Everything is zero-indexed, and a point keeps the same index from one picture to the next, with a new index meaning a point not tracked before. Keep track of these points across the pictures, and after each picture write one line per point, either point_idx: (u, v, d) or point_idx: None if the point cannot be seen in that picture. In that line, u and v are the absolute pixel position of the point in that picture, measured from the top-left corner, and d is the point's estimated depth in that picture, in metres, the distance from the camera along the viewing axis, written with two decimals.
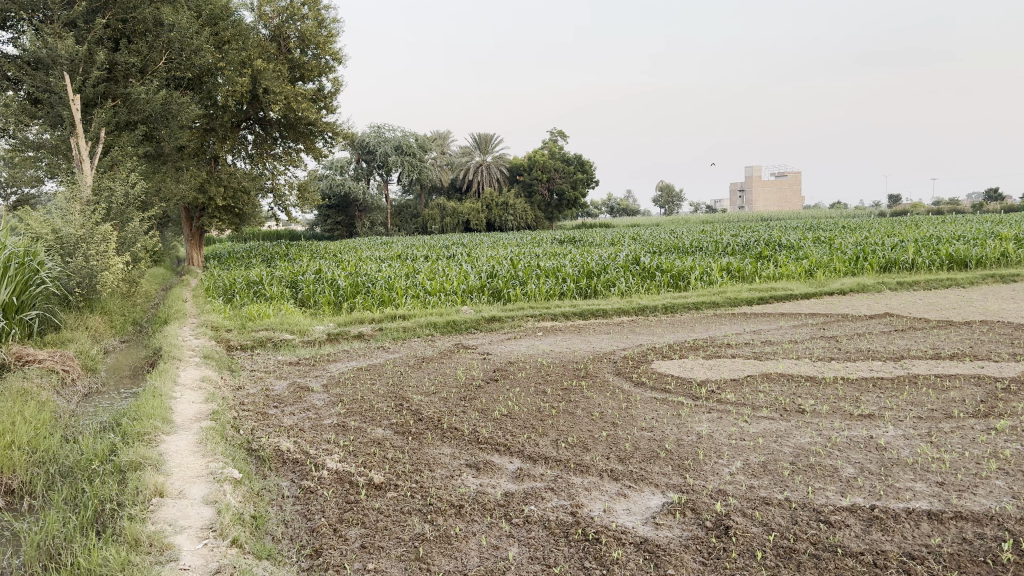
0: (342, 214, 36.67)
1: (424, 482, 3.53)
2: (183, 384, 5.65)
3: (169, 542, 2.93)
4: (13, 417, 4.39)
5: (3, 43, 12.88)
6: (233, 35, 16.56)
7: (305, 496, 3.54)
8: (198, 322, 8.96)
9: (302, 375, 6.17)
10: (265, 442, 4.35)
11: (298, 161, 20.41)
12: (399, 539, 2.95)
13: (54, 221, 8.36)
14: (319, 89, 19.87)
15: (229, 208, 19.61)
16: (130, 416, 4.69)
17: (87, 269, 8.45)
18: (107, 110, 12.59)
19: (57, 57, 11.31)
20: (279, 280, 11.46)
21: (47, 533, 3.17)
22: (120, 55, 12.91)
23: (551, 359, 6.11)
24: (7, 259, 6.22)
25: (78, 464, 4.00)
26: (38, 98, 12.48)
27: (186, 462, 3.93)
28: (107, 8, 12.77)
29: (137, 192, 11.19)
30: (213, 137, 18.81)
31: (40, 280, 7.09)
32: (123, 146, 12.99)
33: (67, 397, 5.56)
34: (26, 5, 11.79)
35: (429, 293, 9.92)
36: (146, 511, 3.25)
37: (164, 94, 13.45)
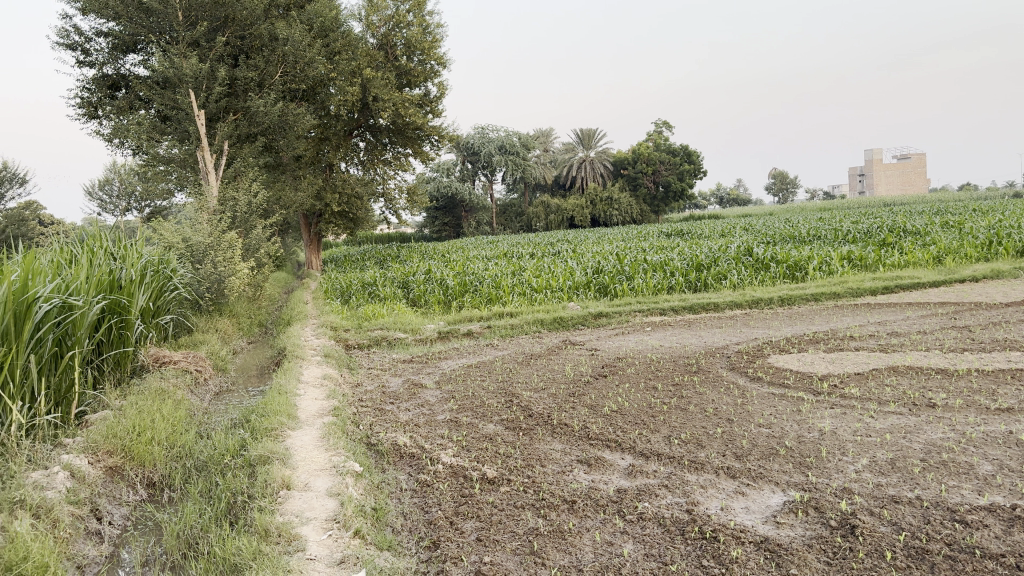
0: (449, 215, 37.41)
1: (537, 477, 3.55)
2: (306, 382, 5.92)
3: (296, 532, 3.07)
4: (154, 414, 4.70)
5: (135, 67, 13.83)
6: (344, 46, 17.10)
7: (421, 489, 3.63)
8: (318, 323, 9.35)
9: (416, 372, 6.33)
10: (382, 437, 4.48)
11: (407, 165, 20.94)
12: (513, 533, 2.98)
13: (185, 231, 8.93)
14: (425, 94, 20.33)
15: (344, 214, 20.37)
16: (258, 412, 4.95)
17: (216, 274, 8.98)
18: (229, 124, 13.33)
19: (183, 75, 12.12)
20: (391, 281, 11.79)
21: (185, 523, 3.38)
22: (239, 70, 13.56)
23: (662, 354, 6.02)
24: (143, 268, 6.66)
25: (213, 458, 4.27)
26: (167, 116, 13.35)
27: (311, 456, 4.11)
28: (226, 27, 13.45)
29: (258, 201, 11.80)
30: (327, 146, 19.64)
31: (174, 286, 7.57)
32: (245, 158, 13.73)
33: (200, 395, 5.93)
34: (153, 29, 12.60)
35: (536, 290, 9.95)
36: (275, 503, 3.42)
37: (281, 106, 14.05)
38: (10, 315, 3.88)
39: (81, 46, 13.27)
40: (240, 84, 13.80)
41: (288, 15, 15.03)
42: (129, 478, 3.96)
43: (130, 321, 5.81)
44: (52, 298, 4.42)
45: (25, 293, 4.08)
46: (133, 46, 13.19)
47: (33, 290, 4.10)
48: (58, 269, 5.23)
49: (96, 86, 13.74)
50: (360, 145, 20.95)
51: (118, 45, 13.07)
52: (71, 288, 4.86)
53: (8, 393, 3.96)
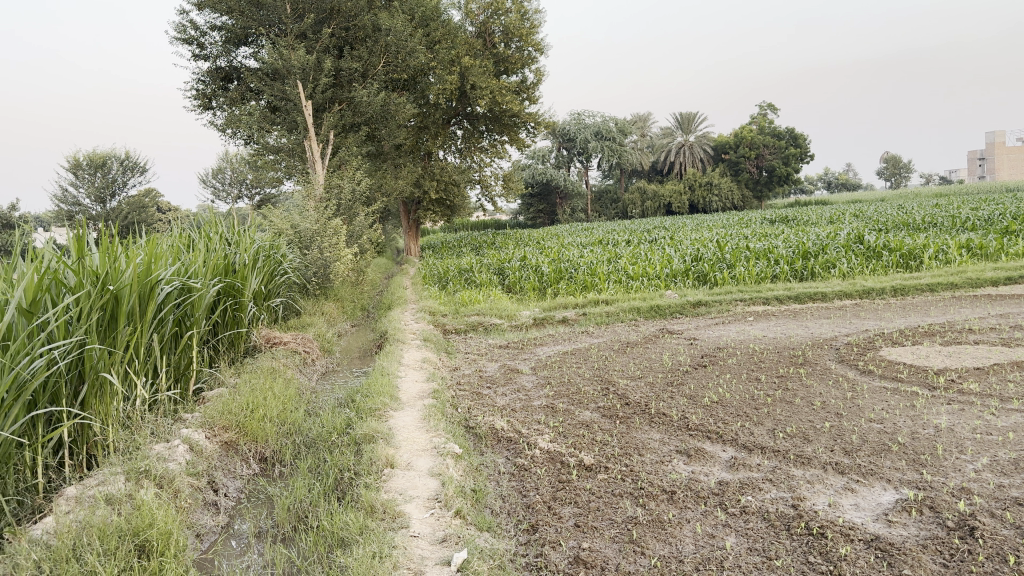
0: (544, 202, 37.48)
1: (635, 465, 3.53)
2: (407, 364, 6.07)
3: (399, 510, 3.18)
4: (266, 392, 4.92)
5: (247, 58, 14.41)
6: (443, 35, 17.28)
7: (519, 473, 3.67)
8: (417, 308, 9.56)
9: (512, 358, 6.38)
10: (481, 420, 4.54)
11: (504, 153, 21.07)
12: (612, 520, 2.97)
13: (292, 217, 9.28)
14: (523, 81, 20.39)
15: (442, 201, 20.70)
16: (363, 393, 5.11)
17: (322, 259, 9.31)
18: (334, 113, 13.75)
19: (291, 67, 12.58)
20: (487, 267, 11.91)
21: (296, 497, 3.53)
22: (344, 61, 13.91)
23: (765, 345, 5.86)
24: (255, 253, 6.96)
25: (320, 435, 4.44)
26: (276, 106, 13.89)
27: (412, 437, 4.21)
28: (331, 19, 13.79)
29: (361, 189, 12.13)
30: (426, 134, 20.04)
31: (283, 270, 7.89)
32: (350, 147, 14.12)
33: (308, 375, 6.17)
34: (264, 22, 13.08)
35: (632, 277, 9.85)
36: (380, 481, 3.54)
37: (383, 96, 14.35)
38: (136, 296, 4.12)
39: (197, 41, 13.93)
40: (345, 75, 14.16)
41: (390, 5, 15.29)
42: (243, 452, 4.16)
43: (243, 303, 6.08)
44: (174, 281, 4.67)
45: (149, 276, 4.33)
46: (245, 39, 13.74)
47: (156, 273, 4.34)
48: (178, 254, 5.52)
49: (210, 78, 14.39)
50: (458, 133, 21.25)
51: (231, 38, 13.65)
52: (190, 271, 5.12)
53: (134, 369, 4.23)
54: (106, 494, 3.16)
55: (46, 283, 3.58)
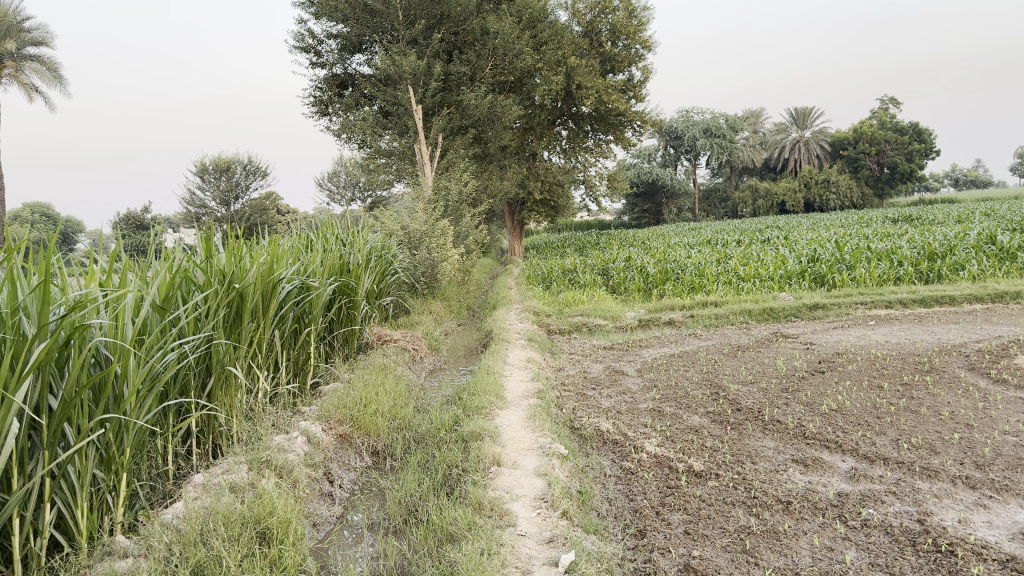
0: (649, 202, 37.06)
1: (748, 474, 3.43)
2: (512, 364, 6.12)
3: (507, 508, 3.23)
4: (378, 388, 5.06)
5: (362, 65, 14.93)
6: (550, 36, 17.35)
7: (626, 476, 3.64)
8: (522, 307, 9.63)
9: (617, 360, 6.31)
10: (586, 421, 4.53)
11: (609, 152, 20.94)
12: (723, 529, 2.90)
13: (403, 219, 9.54)
14: (629, 79, 20.23)
15: (546, 202, 20.79)
16: (469, 390, 5.19)
17: (430, 260, 9.51)
18: (443, 117, 14.05)
19: (403, 72, 12.95)
20: (591, 268, 11.86)
21: (406, 491, 3.62)
22: (453, 65, 14.15)
23: (887, 351, 5.58)
24: (368, 253, 7.19)
25: (429, 431, 4.54)
26: (388, 111, 14.35)
27: (518, 437, 4.26)
28: (442, 24, 14.08)
29: (468, 190, 12.33)
30: (532, 135, 20.23)
31: (394, 270, 8.12)
32: (457, 150, 14.38)
33: (417, 372, 6.31)
34: (377, 29, 13.54)
35: (743, 279, 9.59)
36: (487, 478, 3.60)
37: (491, 98, 14.52)
38: (259, 294, 4.34)
39: (314, 49, 14.57)
40: (454, 79, 14.42)
41: (499, 9, 15.46)
42: (357, 446, 4.31)
43: (356, 302, 6.29)
44: (294, 280, 4.89)
45: (271, 274, 4.55)
46: (359, 46, 14.27)
47: (278, 272, 4.56)
48: (297, 255, 5.78)
49: (327, 85, 15.03)
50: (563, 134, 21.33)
51: (347, 45, 14.25)
52: (308, 271, 5.35)
53: (257, 363, 4.46)
54: (231, 482, 3.35)
55: (179, 281, 3.81)
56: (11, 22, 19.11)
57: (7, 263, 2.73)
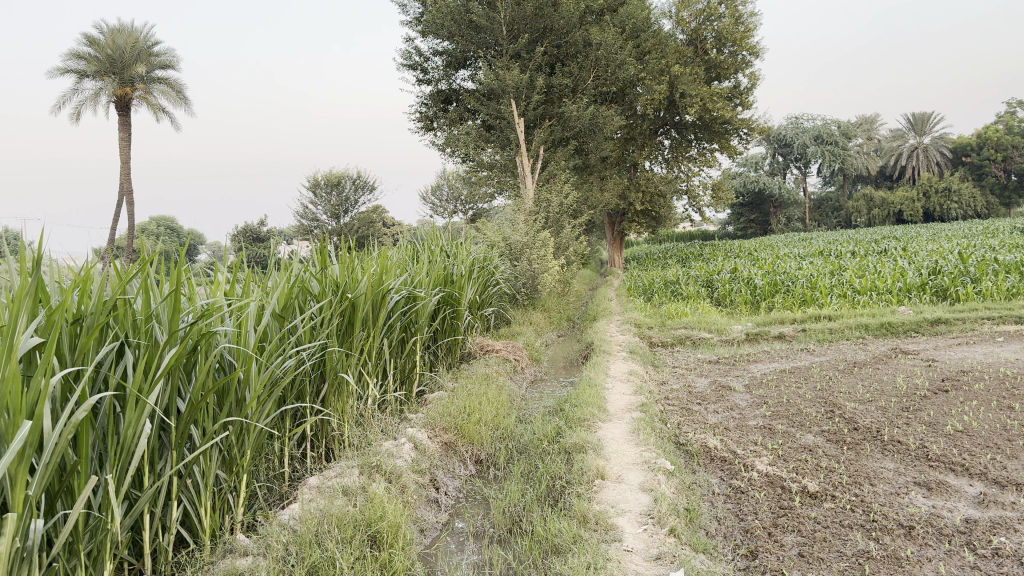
0: (755, 212, 36.17)
1: (866, 496, 3.28)
2: (614, 376, 6.08)
3: (612, 523, 3.20)
4: (481, 397, 5.12)
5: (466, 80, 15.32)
6: (654, 45, 17.25)
7: (735, 495, 3.54)
8: (623, 320, 9.55)
9: (724, 374, 6.16)
10: (692, 437, 4.43)
11: (713, 162, 20.57)
12: (840, 552, 2.78)
13: (505, 231, 9.67)
14: (736, 86, 19.84)
15: (647, 212, 20.60)
16: (571, 402, 5.18)
17: (531, 270, 9.57)
18: (545, 129, 14.17)
19: (506, 87, 13.17)
20: (695, 280, 11.65)
21: (510, 501, 3.65)
22: (556, 77, 14.24)
23: (1019, 370, 5.23)
24: (470, 264, 7.30)
25: (532, 441, 4.54)
26: (491, 124, 14.60)
27: (622, 450, 4.22)
28: (545, 37, 14.21)
29: (570, 202, 12.37)
30: (633, 145, 20.11)
31: (496, 281, 8.21)
32: (558, 161, 14.46)
33: (518, 382, 6.35)
34: (481, 44, 13.85)
35: (858, 292, 9.21)
36: (591, 491, 3.58)
37: (593, 109, 14.51)
38: (370, 304, 4.48)
39: (421, 67, 15.09)
40: (556, 91, 14.52)
41: (602, 20, 15.47)
42: (461, 454, 4.37)
43: (460, 312, 6.37)
44: (402, 289, 5.02)
45: (380, 285, 4.69)
46: (464, 62, 14.63)
47: (387, 282, 4.70)
48: (404, 265, 5.94)
49: (432, 100, 15.52)
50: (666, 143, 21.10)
51: (452, 61, 14.67)
52: (415, 281, 5.48)
53: (367, 371, 4.61)
54: (344, 485, 3.46)
55: (296, 291, 3.97)
56: (142, 48, 20.53)
57: (141, 273, 2.90)
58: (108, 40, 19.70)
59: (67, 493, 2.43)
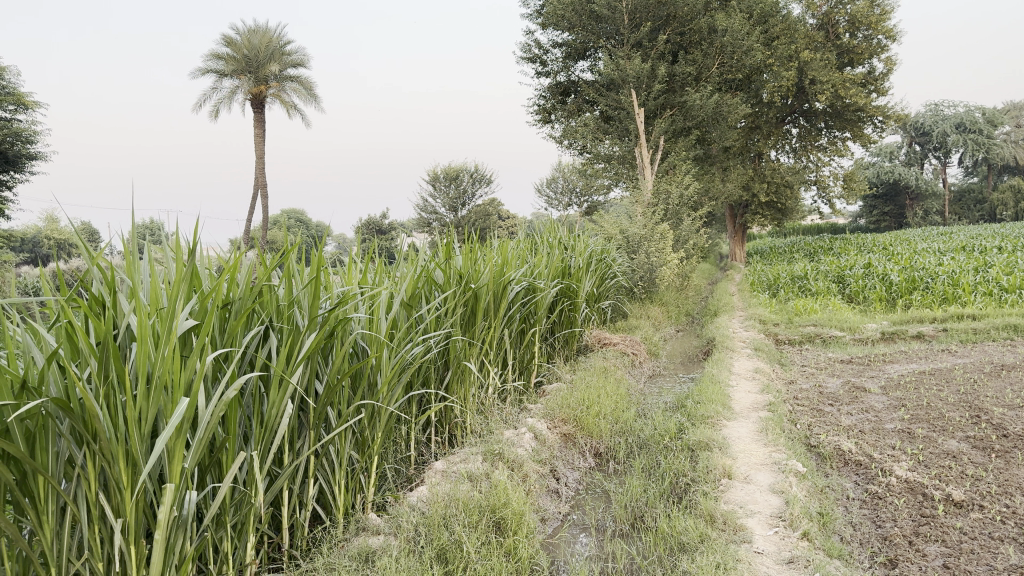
0: (889, 204, 34.35)
1: (1019, 508, 3.06)
2: (738, 374, 5.91)
3: (741, 523, 3.12)
4: (599, 390, 5.08)
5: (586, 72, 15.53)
6: (782, 30, 16.67)
7: (872, 501, 3.37)
8: (746, 315, 9.30)
9: (857, 374, 5.88)
10: (823, 439, 4.25)
11: (844, 151, 19.69)
12: (990, 566, 2.61)
13: (622, 223, 9.79)
14: (870, 72, 18.90)
15: (772, 204, 19.94)
16: (694, 398, 5.07)
17: (649, 264, 9.47)
18: (666, 119, 13.96)
19: (627, 76, 13.24)
20: (824, 275, 11.16)
21: (632, 496, 3.60)
22: (678, 65, 14.03)
23: None
24: (588, 256, 7.25)
25: (653, 436, 4.46)
26: (610, 115, 14.67)
27: (748, 450, 4.10)
28: (667, 25, 14.04)
29: (690, 194, 12.18)
30: (758, 135, 19.52)
31: (614, 273, 8.16)
32: (679, 152, 14.20)
33: (637, 376, 6.27)
34: (602, 34, 13.93)
35: (1007, 290, 8.58)
36: (718, 491, 3.50)
37: (717, 97, 14.15)
38: (491, 294, 4.53)
39: (540, 59, 15.39)
40: (678, 80, 14.28)
41: (728, 7, 15.08)
42: (580, 446, 4.35)
43: (577, 304, 6.33)
44: (522, 281, 5.05)
45: (501, 276, 4.73)
46: (584, 53, 14.77)
47: (508, 273, 4.73)
48: (524, 257, 5.98)
49: (550, 93, 15.86)
50: (793, 132, 20.35)
51: (571, 53, 14.90)
52: (535, 273, 5.50)
53: (488, 360, 4.67)
54: (468, 471, 3.53)
55: (423, 282, 4.07)
56: (275, 47, 21.49)
57: (285, 262, 3.03)
58: (244, 41, 20.80)
59: (215, 466, 2.57)
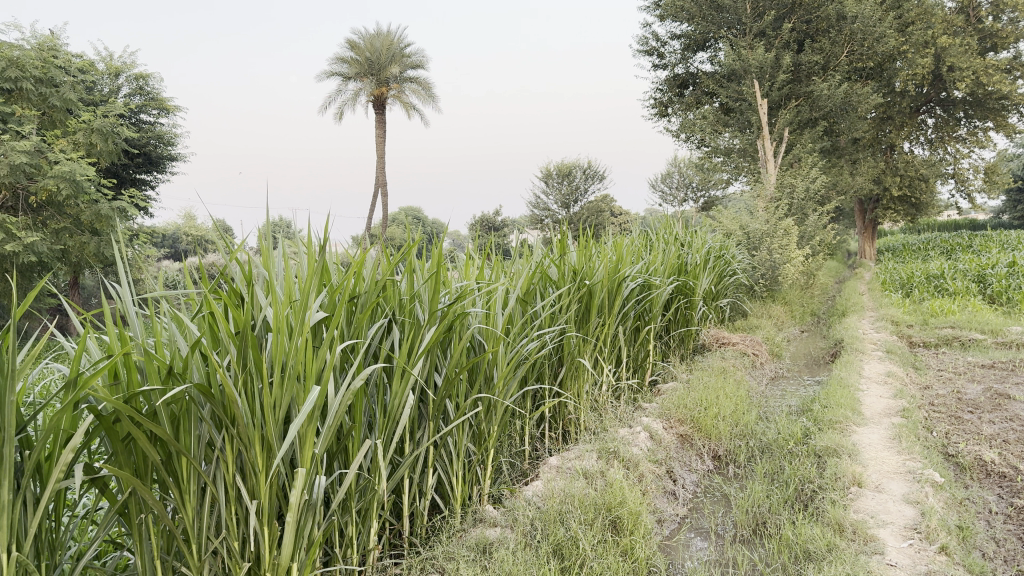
0: None
1: None
2: (868, 377, 5.64)
3: (873, 534, 2.97)
4: (718, 391, 4.92)
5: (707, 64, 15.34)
6: (918, 15, 15.84)
7: (1018, 516, 3.14)
8: (877, 316, 8.86)
9: (1000, 380, 5.50)
10: (962, 448, 4.00)
11: (986, 142, 18.46)
12: None
13: (744, 219, 9.66)
14: (1016, 57, 17.67)
15: (905, 198, 18.92)
16: (821, 402, 4.86)
17: (771, 261, 9.20)
18: (790, 110, 13.51)
19: (749, 67, 13.10)
20: (963, 274, 10.49)
21: (754, 501, 3.48)
22: (804, 54, 13.58)
23: None
24: (707, 252, 7.08)
25: (776, 441, 4.30)
26: (731, 107, 14.35)
27: (880, 458, 3.91)
28: (793, 13, 13.74)
29: (816, 188, 11.72)
30: (890, 125, 18.55)
31: (733, 271, 7.95)
32: (805, 144, 13.68)
33: (758, 377, 6.07)
34: (723, 24, 14.08)
35: None
36: (847, 499, 3.35)
37: (847, 87, 13.50)
38: (606, 291, 4.50)
39: (658, 51, 15.61)
40: (804, 69, 13.79)
41: None
42: (698, 447, 4.25)
43: (694, 302, 6.14)
44: (637, 277, 4.98)
45: (617, 272, 4.68)
46: (703, 44, 14.96)
47: (624, 270, 4.68)
48: (640, 254, 5.91)
49: (668, 85, 15.91)
50: (929, 122, 19.25)
51: (690, 44, 15.05)
52: (651, 270, 5.40)
53: (603, 356, 4.64)
54: (583, 468, 3.52)
55: (538, 278, 4.08)
56: (397, 50, 21.98)
57: (407, 257, 3.10)
58: (367, 44, 21.58)
59: (342, 452, 2.66)
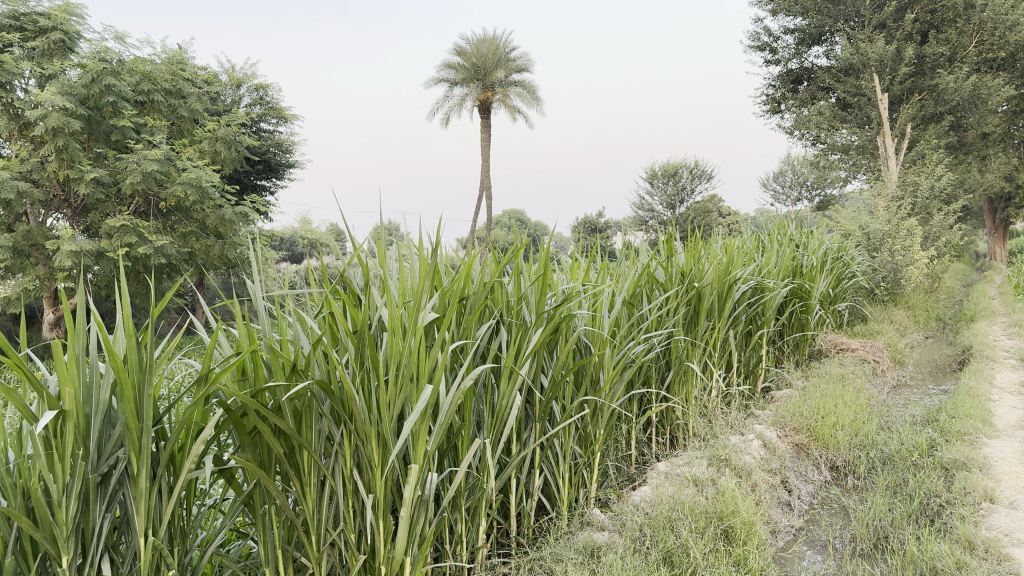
0: None
1: None
2: (1001, 387, 5.31)
3: (1007, 553, 2.79)
4: (836, 399, 4.72)
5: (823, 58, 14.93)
6: None
7: None
8: (1011, 322, 8.33)
9: None
10: None
11: None
12: None
13: (864, 219, 9.29)
14: None
15: None
16: (947, 412, 4.61)
17: (893, 263, 8.79)
18: (913, 104, 12.90)
19: (868, 60, 12.67)
20: None
21: (876, 513, 3.32)
22: (929, 46, 12.95)
23: None
24: (825, 252, 6.83)
25: (900, 452, 4.09)
26: (849, 103, 13.80)
27: (1014, 473, 3.68)
28: (915, 3, 13.18)
29: (942, 185, 11.11)
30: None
31: (852, 274, 7.63)
32: (929, 140, 13.00)
33: (879, 385, 5.80)
34: (841, 17, 13.70)
35: None
36: (977, 515, 3.16)
37: (976, 79, 12.74)
38: (716, 294, 4.39)
39: (771, 46, 15.29)
40: (929, 61, 13.13)
41: None
42: (815, 457, 4.09)
43: (810, 305, 5.91)
44: (749, 280, 4.83)
45: (728, 275, 4.55)
46: (819, 38, 14.55)
47: (734, 272, 4.55)
48: (753, 255, 5.76)
49: (781, 81, 15.55)
50: None
51: (805, 38, 14.67)
52: (764, 271, 5.24)
53: (712, 361, 4.53)
54: (693, 475, 3.46)
55: (645, 281, 4.02)
56: (503, 54, 22.34)
57: (515, 259, 3.12)
58: (473, 49, 22.06)
59: (452, 450, 2.70)
